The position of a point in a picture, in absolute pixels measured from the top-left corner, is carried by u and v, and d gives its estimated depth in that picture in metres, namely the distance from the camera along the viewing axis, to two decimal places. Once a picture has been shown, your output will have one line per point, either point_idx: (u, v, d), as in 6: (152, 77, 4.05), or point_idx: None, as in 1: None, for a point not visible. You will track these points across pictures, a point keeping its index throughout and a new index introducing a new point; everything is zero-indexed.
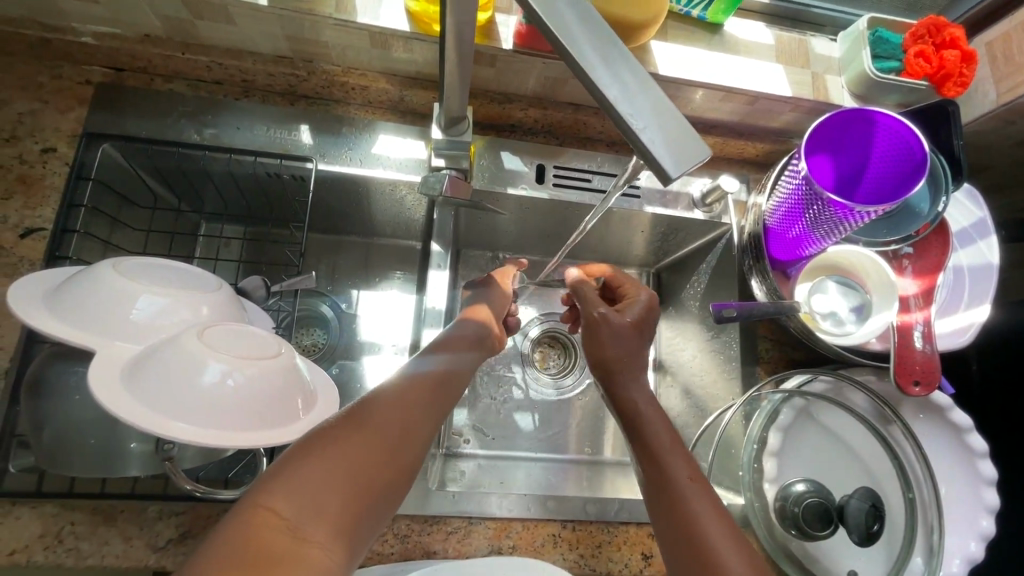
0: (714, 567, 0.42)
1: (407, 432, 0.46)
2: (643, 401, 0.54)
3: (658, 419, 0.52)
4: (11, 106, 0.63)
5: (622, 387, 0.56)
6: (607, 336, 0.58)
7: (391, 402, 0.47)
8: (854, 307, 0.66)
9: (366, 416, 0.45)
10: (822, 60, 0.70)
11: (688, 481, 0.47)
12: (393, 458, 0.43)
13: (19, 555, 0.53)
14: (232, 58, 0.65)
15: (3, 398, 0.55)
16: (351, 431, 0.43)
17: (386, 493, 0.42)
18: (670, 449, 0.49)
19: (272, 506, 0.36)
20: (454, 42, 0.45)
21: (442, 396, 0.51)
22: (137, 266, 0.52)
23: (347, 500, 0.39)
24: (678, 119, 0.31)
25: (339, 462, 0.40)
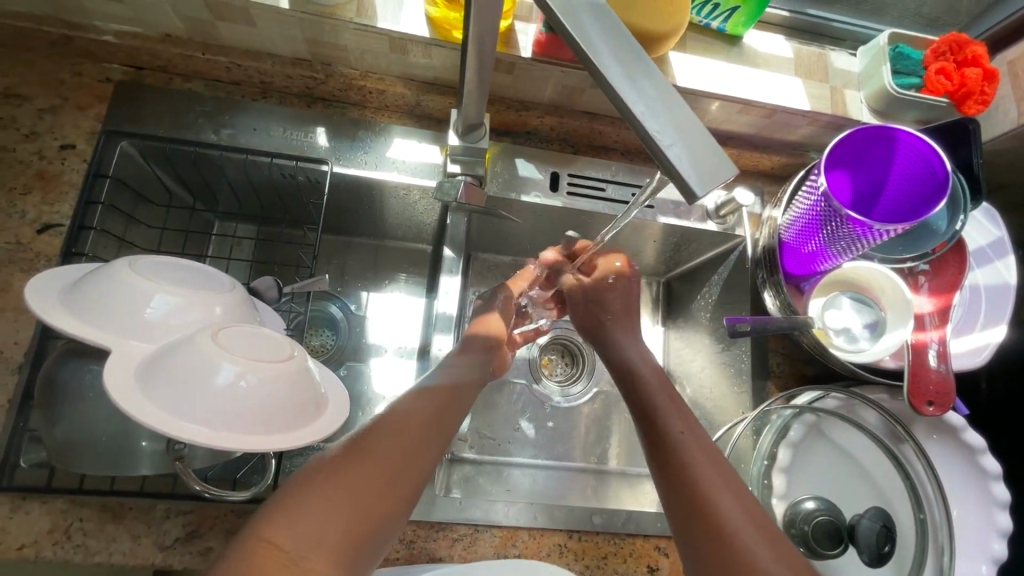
0: (708, 506, 0.45)
1: (409, 457, 0.47)
2: (641, 363, 0.62)
3: (660, 388, 0.58)
4: (31, 102, 0.64)
5: (647, 389, 0.58)
6: (589, 302, 0.71)
7: (392, 424, 0.49)
8: (867, 324, 0.66)
9: (368, 445, 0.46)
10: (842, 75, 0.69)
11: (691, 441, 0.51)
12: (394, 485, 0.45)
13: (28, 550, 0.53)
14: (251, 60, 0.65)
15: (19, 392, 0.55)
16: (353, 461, 0.45)
17: (388, 518, 0.44)
18: (667, 417, 0.54)
19: (273, 537, 0.39)
20: (475, 50, 0.45)
21: (445, 411, 0.53)
22: (153, 264, 0.52)
23: (348, 528, 0.41)
24: (705, 135, 0.31)
25: (340, 490, 0.42)
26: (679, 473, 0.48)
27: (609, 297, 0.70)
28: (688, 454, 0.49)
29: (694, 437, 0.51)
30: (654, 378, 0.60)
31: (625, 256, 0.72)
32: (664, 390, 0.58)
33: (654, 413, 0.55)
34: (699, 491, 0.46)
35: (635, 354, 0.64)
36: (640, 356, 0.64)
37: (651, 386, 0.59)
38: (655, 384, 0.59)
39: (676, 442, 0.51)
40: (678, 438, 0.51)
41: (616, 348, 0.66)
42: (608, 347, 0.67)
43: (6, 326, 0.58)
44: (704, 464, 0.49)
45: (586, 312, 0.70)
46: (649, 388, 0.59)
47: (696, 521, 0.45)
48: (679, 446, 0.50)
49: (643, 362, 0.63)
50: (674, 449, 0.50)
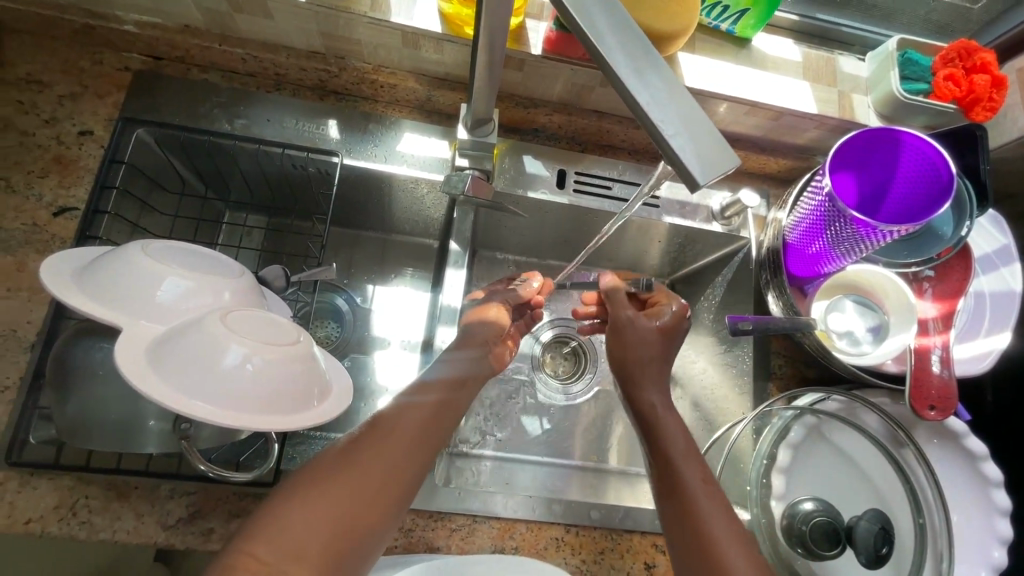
0: (719, 563, 0.47)
1: (395, 471, 0.49)
2: (662, 407, 0.59)
3: (677, 429, 0.56)
4: (53, 88, 0.65)
5: (664, 428, 0.56)
6: (631, 336, 0.63)
7: (379, 438, 0.50)
8: (870, 327, 0.66)
9: (355, 458, 0.48)
10: (850, 79, 0.70)
11: (708, 494, 0.51)
12: (377, 499, 0.47)
13: (34, 524, 0.54)
14: (266, 52, 0.66)
15: (31, 370, 0.57)
16: (338, 474, 0.47)
17: (369, 533, 0.46)
18: (686, 462, 0.53)
19: (254, 552, 0.41)
20: (486, 46, 0.46)
21: (436, 425, 0.54)
22: (164, 249, 0.53)
23: (327, 542, 0.44)
24: (710, 127, 0.31)
25: (322, 506, 0.45)
26: (693, 525, 0.49)
27: (653, 338, 0.63)
28: (705, 506, 0.50)
29: (711, 489, 0.51)
30: (674, 421, 0.57)
31: (682, 300, 0.67)
32: (678, 430, 0.56)
33: (670, 457, 0.54)
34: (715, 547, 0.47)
35: (661, 403, 0.59)
36: (658, 390, 0.60)
37: (667, 425, 0.57)
38: (672, 424, 0.57)
39: (695, 496, 0.50)
40: (697, 489, 0.51)
41: (645, 396, 0.60)
42: (629, 385, 0.61)
43: (21, 305, 0.59)
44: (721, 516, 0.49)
45: (623, 345, 0.63)
46: (664, 426, 0.57)
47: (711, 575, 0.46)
48: (695, 496, 0.50)
49: (662, 406, 0.59)
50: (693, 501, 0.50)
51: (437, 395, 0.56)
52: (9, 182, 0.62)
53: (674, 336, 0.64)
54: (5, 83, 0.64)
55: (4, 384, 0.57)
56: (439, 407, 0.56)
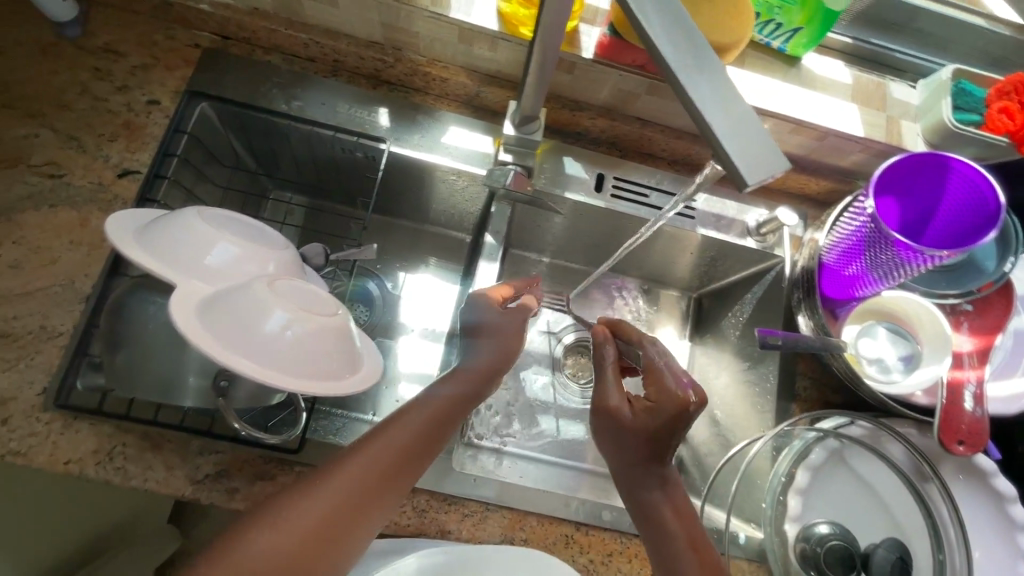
0: None
1: (396, 470, 0.49)
2: (662, 502, 0.50)
3: (678, 524, 0.50)
4: (128, 59, 0.69)
5: (663, 521, 0.50)
6: (610, 434, 0.52)
7: (347, 475, 0.47)
8: (902, 356, 0.65)
9: (357, 454, 0.49)
10: (899, 106, 0.70)
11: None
12: (374, 497, 0.47)
13: (74, 466, 0.57)
14: (328, 39, 0.69)
15: (85, 318, 0.60)
16: (339, 470, 0.47)
17: (354, 538, 0.46)
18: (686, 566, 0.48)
19: (253, 538, 0.43)
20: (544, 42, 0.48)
21: (410, 462, 0.50)
22: (218, 216, 0.56)
23: (321, 538, 0.44)
24: (763, 131, 0.31)
25: (295, 530, 0.44)
26: None
27: (632, 443, 0.51)
28: None
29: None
30: (676, 515, 0.50)
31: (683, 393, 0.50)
32: (682, 528, 0.50)
33: (670, 564, 0.49)
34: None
35: (660, 497, 0.51)
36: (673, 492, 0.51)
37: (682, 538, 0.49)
38: (686, 536, 0.50)
39: None
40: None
41: (643, 490, 0.51)
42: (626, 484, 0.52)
43: (81, 258, 0.62)
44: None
45: (602, 440, 0.53)
46: (678, 537, 0.49)
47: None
48: None
49: (672, 509, 0.50)
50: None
51: (454, 390, 0.56)
52: (80, 143, 0.66)
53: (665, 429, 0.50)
54: (84, 51, 0.69)
55: (58, 330, 0.60)
56: (439, 421, 0.53)
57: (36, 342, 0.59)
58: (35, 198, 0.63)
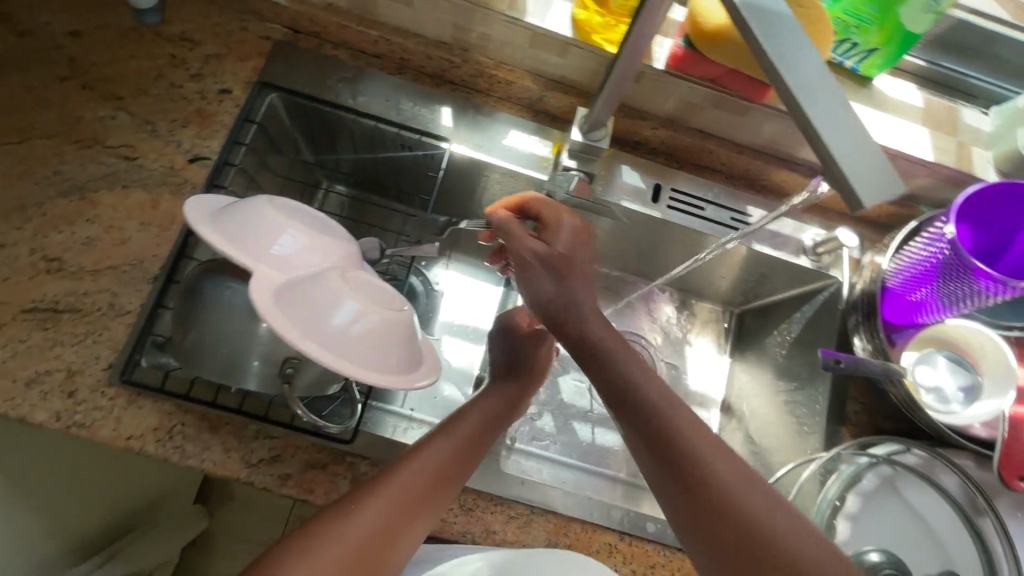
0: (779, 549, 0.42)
1: (436, 482, 0.52)
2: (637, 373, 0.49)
3: (659, 394, 0.49)
4: (203, 48, 0.71)
5: (642, 396, 0.48)
6: (541, 271, 0.54)
7: (378, 506, 0.49)
8: (962, 387, 0.65)
9: (401, 468, 0.52)
10: (970, 132, 0.68)
11: (797, 540, 0.42)
12: (416, 507, 0.51)
13: (134, 442, 0.58)
14: (399, 37, 0.70)
15: (152, 298, 0.61)
16: (384, 484, 0.51)
17: (398, 544, 0.49)
18: (688, 432, 0.46)
19: (308, 546, 0.46)
20: (635, 40, 0.49)
21: (436, 492, 0.52)
22: (288, 206, 0.57)
23: (369, 545, 0.47)
24: (879, 156, 0.32)
25: (346, 540, 0.47)
26: (715, 501, 0.43)
27: (562, 263, 0.54)
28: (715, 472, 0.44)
29: (798, 533, 0.43)
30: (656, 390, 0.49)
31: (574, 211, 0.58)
32: (662, 395, 0.48)
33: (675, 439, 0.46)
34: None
35: (632, 363, 0.50)
36: (672, 404, 0.48)
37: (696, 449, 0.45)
38: (711, 448, 0.46)
39: (709, 469, 0.45)
40: (784, 534, 0.42)
41: (622, 371, 0.49)
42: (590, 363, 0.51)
43: (151, 238, 0.64)
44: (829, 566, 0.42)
45: (534, 285, 0.54)
46: (701, 449, 0.46)
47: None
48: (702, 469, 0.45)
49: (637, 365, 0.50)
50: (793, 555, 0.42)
51: (506, 389, 0.63)
52: (154, 127, 0.67)
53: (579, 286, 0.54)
54: (162, 38, 0.71)
55: (125, 308, 0.61)
56: (475, 437, 0.57)
57: (104, 319, 0.60)
58: (109, 178, 0.65)
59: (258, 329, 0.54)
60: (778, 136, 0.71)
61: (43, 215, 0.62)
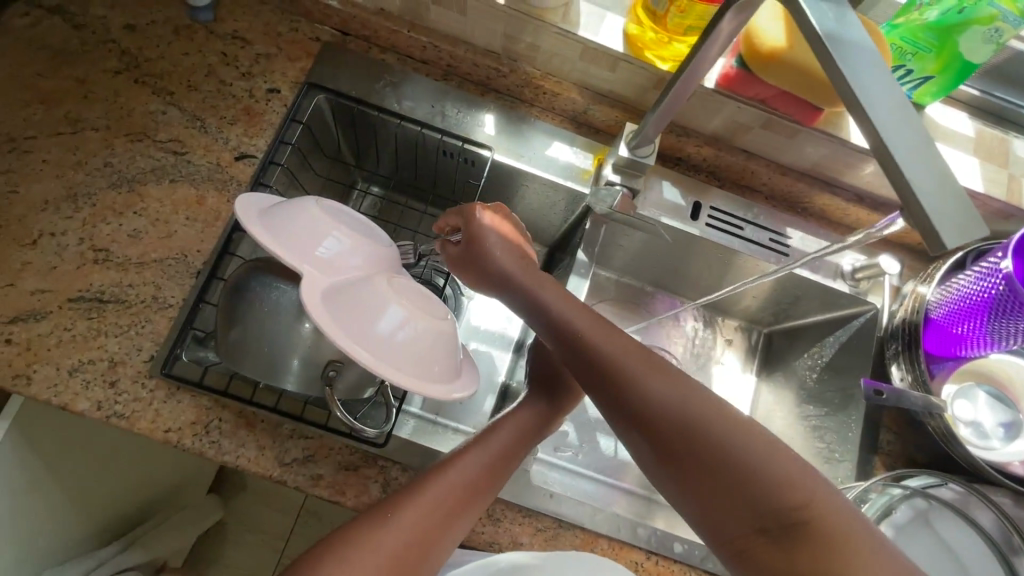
0: (814, 525, 0.41)
1: (469, 493, 0.52)
2: (664, 391, 0.46)
3: (667, 381, 0.47)
4: (253, 47, 0.72)
5: (649, 390, 0.46)
6: (479, 269, 0.61)
7: (413, 515, 0.50)
8: (1003, 423, 0.65)
9: (435, 478, 0.52)
10: (1022, 164, 0.67)
11: (795, 473, 0.42)
12: (449, 516, 0.51)
13: (171, 435, 0.58)
14: (448, 44, 0.71)
15: (195, 293, 0.62)
16: (417, 492, 0.51)
17: (432, 550, 0.50)
18: (706, 419, 0.44)
19: (347, 549, 0.47)
20: (697, 62, 0.48)
21: (470, 502, 0.52)
22: (334, 208, 0.57)
23: (403, 552, 0.48)
24: (963, 196, 0.32)
25: (382, 545, 0.48)
26: (740, 482, 0.42)
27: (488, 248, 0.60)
28: (739, 455, 0.43)
29: (786, 457, 0.43)
30: (665, 381, 0.46)
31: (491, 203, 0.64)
32: (674, 388, 0.46)
33: (689, 427, 0.44)
34: (824, 529, 0.40)
35: (657, 385, 0.46)
36: (660, 380, 0.46)
37: (696, 423, 0.44)
38: (704, 411, 0.45)
39: (732, 455, 0.43)
40: (771, 463, 0.42)
41: (643, 388, 0.46)
42: (583, 355, 0.50)
43: (196, 234, 0.64)
44: (819, 485, 0.42)
45: (483, 280, 0.61)
46: (693, 418, 0.44)
47: (825, 571, 0.40)
48: (721, 453, 0.43)
49: (642, 363, 0.48)
50: (780, 480, 0.42)
51: (541, 406, 0.61)
52: (203, 123, 0.68)
53: (530, 282, 0.57)
54: (214, 35, 0.72)
55: (169, 302, 0.62)
56: (509, 451, 0.57)
57: (148, 311, 0.61)
58: (158, 172, 0.66)
59: (304, 331, 0.54)
60: (823, 160, 0.70)
61: (93, 206, 0.63)
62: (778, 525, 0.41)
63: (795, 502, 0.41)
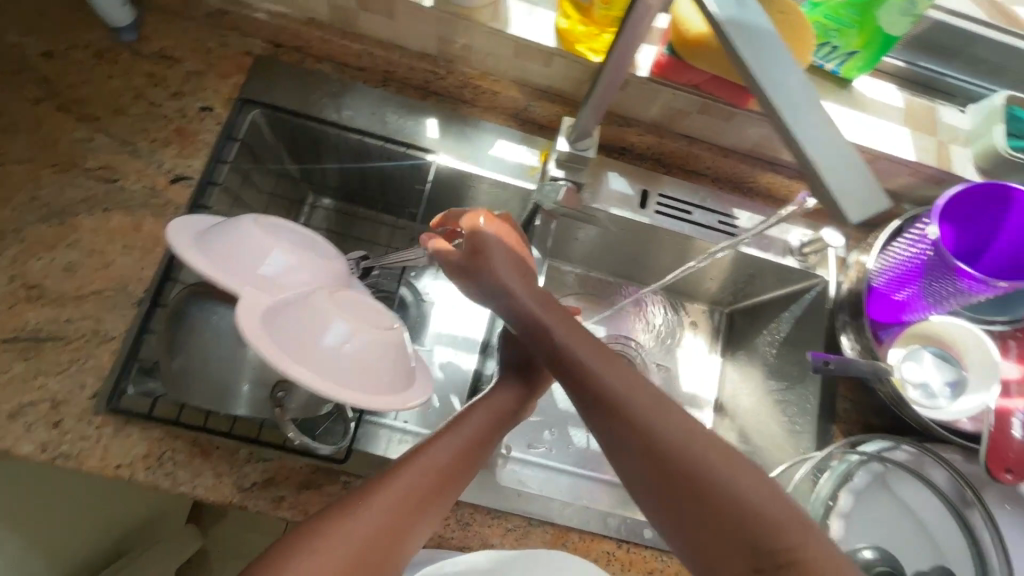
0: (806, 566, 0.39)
1: (442, 483, 0.52)
2: (657, 419, 0.46)
3: (660, 412, 0.47)
4: (182, 65, 0.70)
5: (644, 420, 0.47)
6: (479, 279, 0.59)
7: (383, 503, 0.48)
8: (948, 381, 0.66)
9: (407, 464, 0.51)
10: (949, 131, 0.70)
11: (786, 512, 0.42)
12: (421, 505, 0.50)
13: (123, 470, 0.56)
14: (382, 49, 0.70)
15: (138, 323, 0.60)
16: (389, 479, 0.50)
17: (404, 541, 0.48)
18: (699, 452, 0.45)
19: (313, 539, 0.45)
20: (617, 56, 0.49)
21: (441, 491, 0.51)
22: (275, 225, 0.56)
23: (373, 541, 0.46)
24: (865, 171, 0.32)
25: (351, 534, 0.46)
26: (731, 515, 0.42)
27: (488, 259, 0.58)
28: (731, 489, 0.43)
29: (779, 500, 0.42)
30: (657, 409, 0.47)
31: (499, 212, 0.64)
32: (666, 418, 0.47)
33: (681, 456, 0.45)
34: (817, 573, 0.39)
35: (647, 408, 0.47)
36: (661, 417, 0.47)
37: (688, 451, 0.45)
38: (698, 447, 0.45)
39: (721, 487, 0.43)
40: (765, 503, 0.42)
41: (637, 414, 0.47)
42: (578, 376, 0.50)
43: (134, 262, 0.63)
44: (810, 528, 0.41)
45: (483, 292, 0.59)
46: (687, 453, 0.45)
47: None
48: (713, 486, 0.43)
49: (634, 391, 0.48)
50: (773, 520, 0.41)
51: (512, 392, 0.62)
52: (134, 147, 0.66)
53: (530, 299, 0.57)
54: (140, 55, 0.69)
55: (111, 333, 0.60)
56: (482, 440, 0.57)
57: (89, 346, 0.59)
58: (90, 202, 0.63)
59: (249, 353, 0.53)
60: (762, 140, 0.71)
61: (22, 241, 0.61)
62: (770, 565, 0.40)
63: (785, 542, 0.40)
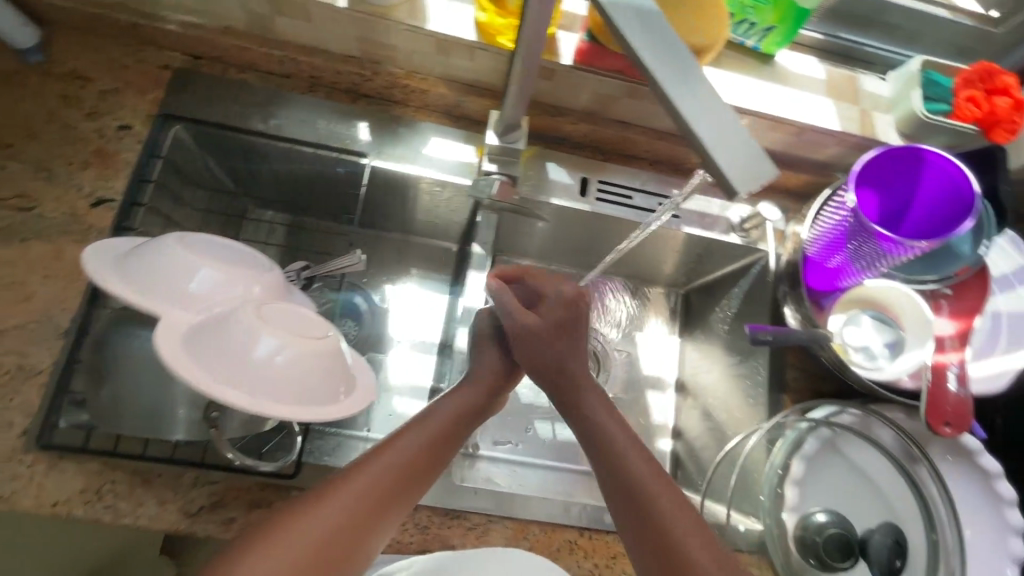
0: None
1: (407, 479, 0.49)
2: (648, 472, 0.51)
3: (649, 469, 0.51)
4: (96, 84, 0.67)
5: (639, 476, 0.51)
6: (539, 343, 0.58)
7: (342, 498, 0.46)
8: (888, 343, 0.67)
9: (372, 460, 0.49)
10: (872, 98, 0.71)
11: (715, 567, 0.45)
12: (386, 501, 0.47)
13: (60, 507, 0.54)
14: (304, 54, 0.69)
15: (65, 354, 0.58)
16: (353, 476, 0.47)
17: (366, 541, 0.46)
18: (672, 509, 0.48)
19: (267, 539, 0.43)
20: (526, 45, 0.49)
21: (405, 486, 0.49)
22: (200, 241, 0.54)
23: (332, 538, 0.44)
24: (751, 142, 0.33)
25: (309, 533, 0.43)
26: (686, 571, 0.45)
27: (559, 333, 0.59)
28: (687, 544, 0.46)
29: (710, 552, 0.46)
30: (650, 470, 0.51)
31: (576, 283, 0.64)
32: (654, 474, 0.51)
33: (657, 509, 0.48)
34: None
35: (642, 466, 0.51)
36: (646, 472, 0.51)
37: (660, 504, 0.49)
38: (665, 499, 0.49)
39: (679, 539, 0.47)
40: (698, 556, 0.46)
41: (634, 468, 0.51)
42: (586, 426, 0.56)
43: (58, 291, 0.60)
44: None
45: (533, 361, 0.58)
46: (658, 506, 0.49)
47: None
48: (677, 542, 0.47)
49: (633, 448, 0.53)
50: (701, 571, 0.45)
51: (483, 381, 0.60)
52: (50, 172, 0.64)
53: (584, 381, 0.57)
54: (50, 76, 0.67)
55: (37, 367, 0.57)
56: (449, 436, 0.54)
57: (14, 382, 0.57)
58: (5, 232, 0.61)
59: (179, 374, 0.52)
60: None
61: None
62: None
63: None
